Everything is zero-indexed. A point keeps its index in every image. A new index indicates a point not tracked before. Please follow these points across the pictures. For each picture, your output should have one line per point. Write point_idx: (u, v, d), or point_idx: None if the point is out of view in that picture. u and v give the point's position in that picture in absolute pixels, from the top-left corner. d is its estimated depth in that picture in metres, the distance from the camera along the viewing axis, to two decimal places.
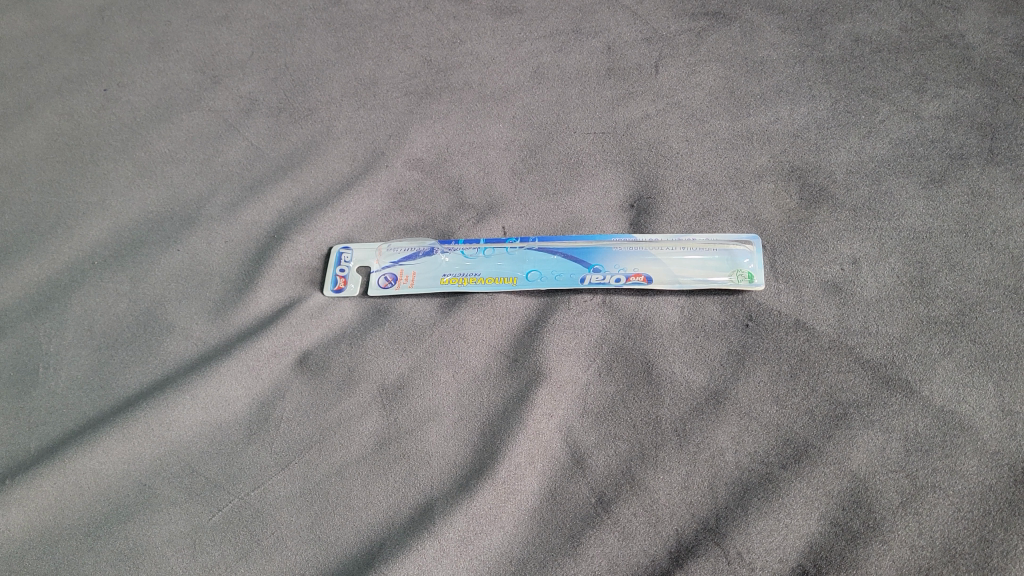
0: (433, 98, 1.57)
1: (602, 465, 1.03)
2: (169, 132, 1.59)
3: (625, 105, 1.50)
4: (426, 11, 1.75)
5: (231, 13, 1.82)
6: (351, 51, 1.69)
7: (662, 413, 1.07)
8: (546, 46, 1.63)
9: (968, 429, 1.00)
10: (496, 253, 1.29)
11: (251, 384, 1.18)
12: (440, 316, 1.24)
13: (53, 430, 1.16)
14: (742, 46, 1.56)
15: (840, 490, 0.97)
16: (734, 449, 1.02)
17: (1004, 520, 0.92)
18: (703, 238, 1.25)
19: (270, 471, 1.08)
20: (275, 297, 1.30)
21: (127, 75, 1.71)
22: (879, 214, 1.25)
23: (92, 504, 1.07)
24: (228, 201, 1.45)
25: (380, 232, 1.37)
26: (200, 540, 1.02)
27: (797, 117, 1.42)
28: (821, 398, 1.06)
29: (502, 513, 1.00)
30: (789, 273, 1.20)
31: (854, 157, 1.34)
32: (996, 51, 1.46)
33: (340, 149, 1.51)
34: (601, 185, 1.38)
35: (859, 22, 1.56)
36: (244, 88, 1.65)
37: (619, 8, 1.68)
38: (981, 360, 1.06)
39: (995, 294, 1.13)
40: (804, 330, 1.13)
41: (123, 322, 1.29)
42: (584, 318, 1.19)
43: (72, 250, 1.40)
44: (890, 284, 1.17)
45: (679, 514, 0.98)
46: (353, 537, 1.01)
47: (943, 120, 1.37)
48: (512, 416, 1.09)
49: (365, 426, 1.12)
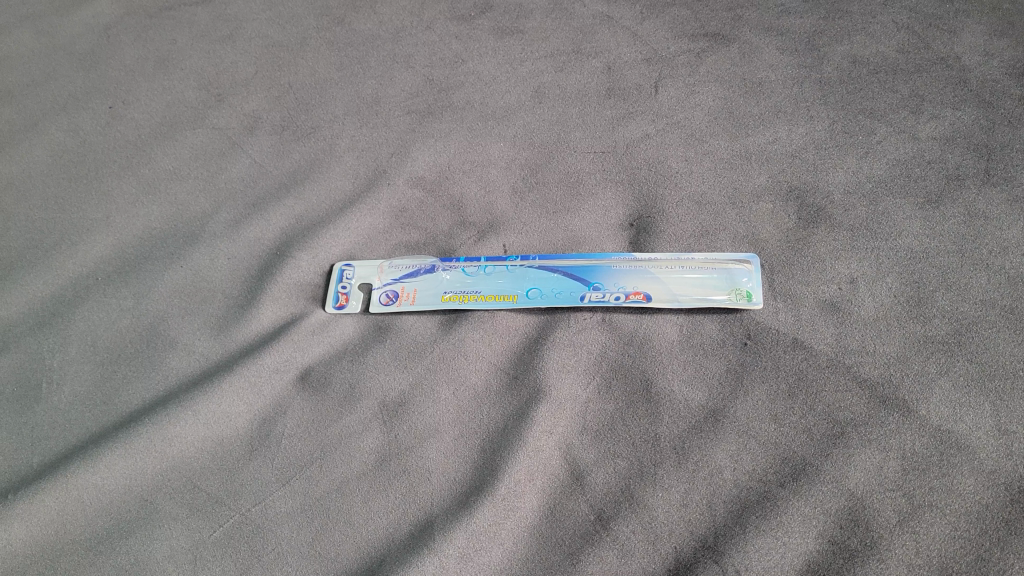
0: (434, 117, 1.59)
1: (601, 482, 1.04)
2: (172, 150, 1.61)
3: (624, 124, 1.52)
4: (427, 31, 1.78)
5: (236, 32, 1.85)
6: (354, 70, 1.72)
7: (661, 431, 1.08)
8: (546, 65, 1.66)
9: (965, 448, 1.01)
10: (497, 271, 1.30)
11: (252, 401, 1.19)
12: (441, 332, 1.25)
13: (56, 445, 1.17)
14: (740, 67, 1.58)
15: (837, 508, 0.98)
16: (732, 467, 1.03)
17: (1001, 539, 0.93)
18: (701, 257, 1.26)
19: (270, 487, 1.09)
20: (277, 313, 1.32)
21: (133, 93, 1.74)
22: (876, 233, 1.27)
23: (94, 519, 1.08)
24: (231, 218, 1.47)
25: (382, 249, 1.39)
26: (200, 556, 1.03)
27: (794, 137, 1.44)
28: (819, 416, 1.06)
29: (501, 530, 1.01)
30: (787, 292, 1.22)
31: (852, 178, 1.36)
32: (991, 73, 1.48)
33: (342, 167, 1.53)
34: (601, 204, 1.39)
35: (856, 43, 1.59)
36: (248, 106, 1.68)
37: (618, 29, 1.70)
38: (978, 379, 1.07)
39: (991, 315, 1.14)
40: (802, 348, 1.14)
41: (126, 337, 1.30)
42: (584, 336, 1.20)
43: (76, 266, 1.41)
44: (888, 303, 1.18)
45: (677, 532, 0.98)
46: (353, 554, 1.01)
47: (939, 141, 1.39)
48: (512, 433, 1.10)
49: (365, 443, 1.12)
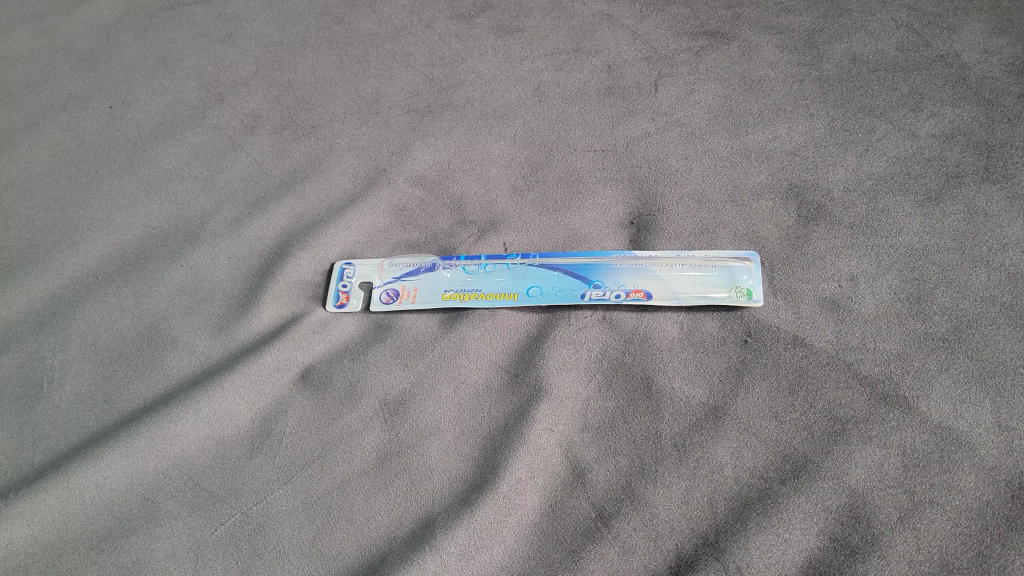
0: (434, 116, 1.59)
1: (602, 479, 1.04)
2: (173, 149, 1.61)
3: (624, 123, 1.52)
4: (427, 30, 1.78)
5: (236, 31, 1.85)
6: (354, 70, 1.72)
7: (662, 429, 1.08)
8: (546, 64, 1.66)
9: (965, 444, 1.01)
10: (497, 269, 1.30)
11: (253, 400, 1.19)
12: (442, 331, 1.25)
13: (57, 444, 1.17)
14: (740, 65, 1.59)
15: (838, 504, 0.98)
16: (733, 464, 1.03)
17: (1002, 536, 0.93)
18: (702, 255, 1.26)
19: (272, 485, 1.09)
20: (278, 312, 1.32)
21: (132, 92, 1.74)
22: (876, 231, 1.27)
23: (95, 518, 1.08)
24: (232, 217, 1.47)
25: (382, 248, 1.39)
26: (201, 554, 1.03)
27: (794, 135, 1.44)
28: (820, 414, 1.07)
29: (503, 528, 1.01)
30: (787, 289, 1.22)
31: (852, 175, 1.36)
32: (991, 71, 1.49)
33: (342, 166, 1.53)
34: (601, 202, 1.39)
35: (855, 41, 1.59)
36: (248, 105, 1.68)
37: (618, 28, 1.70)
38: (978, 376, 1.07)
39: (991, 311, 1.14)
40: (802, 346, 1.14)
41: (127, 337, 1.30)
42: (584, 334, 1.20)
43: (77, 266, 1.41)
44: (888, 300, 1.18)
45: (678, 529, 0.98)
46: (355, 552, 1.01)
47: (939, 139, 1.39)
48: (514, 431, 1.10)
49: (367, 441, 1.12)
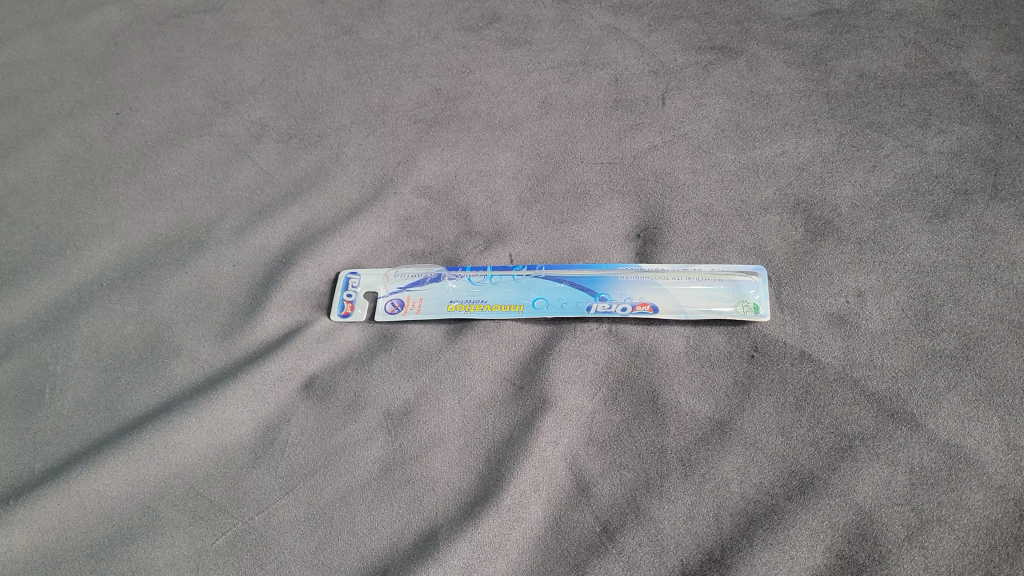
0: (442, 127, 1.60)
1: (607, 493, 1.03)
2: (179, 157, 1.61)
3: (631, 136, 1.52)
4: (435, 41, 1.79)
5: (244, 40, 1.86)
6: (362, 79, 1.73)
7: (668, 443, 1.08)
8: (554, 77, 1.67)
9: (973, 463, 1.01)
10: (503, 280, 1.30)
11: (257, 409, 1.18)
12: (447, 341, 1.25)
13: (58, 451, 1.16)
14: (747, 80, 1.59)
15: (845, 522, 0.97)
16: (739, 479, 1.03)
17: (1010, 556, 0.92)
18: (709, 269, 1.26)
19: (274, 495, 1.08)
20: (282, 320, 1.31)
21: (139, 100, 1.74)
22: (883, 247, 1.27)
23: (95, 526, 1.07)
24: (237, 225, 1.47)
25: (388, 258, 1.39)
26: (202, 564, 1.02)
27: (801, 150, 1.44)
28: (827, 430, 1.06)
29: (507, 541, 1.00)
30: (794, 304, 1.22)
31: (859, 191, 1.36)
32: (999, 88, 1.49)
33: (349, 176, 1.53)
34: (609, 215, 1.39)
35: (863, 58, 1.60)
36: (255, 114, 1.68)
37: (626, 41, 1.71)
38: (986, 394, 1.07)
39: (1000, 329, 1.14)
40: (809, 361, 1.14)
41: (130, 344, 1.30)
42: (590, 346, 1.20)
43: (81, 272, 1.41)
44: (896, 317, 1.18)
45: (683, 544, 0.97)
46: (356, 564, 1.00)
47: (947, 156, 1.39)
48: (519, 444, 1.09)
49: (370, 452, 1.12)
